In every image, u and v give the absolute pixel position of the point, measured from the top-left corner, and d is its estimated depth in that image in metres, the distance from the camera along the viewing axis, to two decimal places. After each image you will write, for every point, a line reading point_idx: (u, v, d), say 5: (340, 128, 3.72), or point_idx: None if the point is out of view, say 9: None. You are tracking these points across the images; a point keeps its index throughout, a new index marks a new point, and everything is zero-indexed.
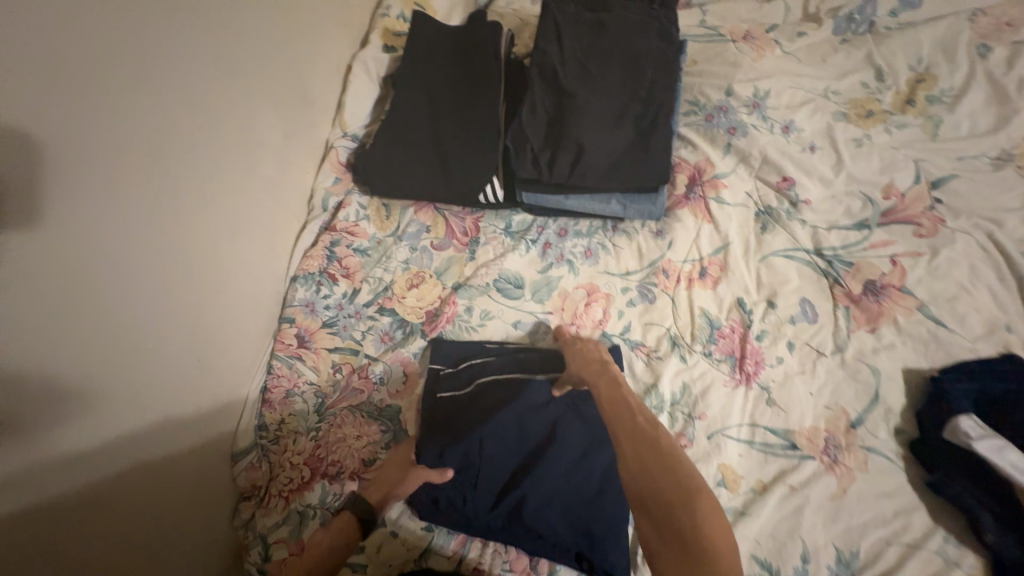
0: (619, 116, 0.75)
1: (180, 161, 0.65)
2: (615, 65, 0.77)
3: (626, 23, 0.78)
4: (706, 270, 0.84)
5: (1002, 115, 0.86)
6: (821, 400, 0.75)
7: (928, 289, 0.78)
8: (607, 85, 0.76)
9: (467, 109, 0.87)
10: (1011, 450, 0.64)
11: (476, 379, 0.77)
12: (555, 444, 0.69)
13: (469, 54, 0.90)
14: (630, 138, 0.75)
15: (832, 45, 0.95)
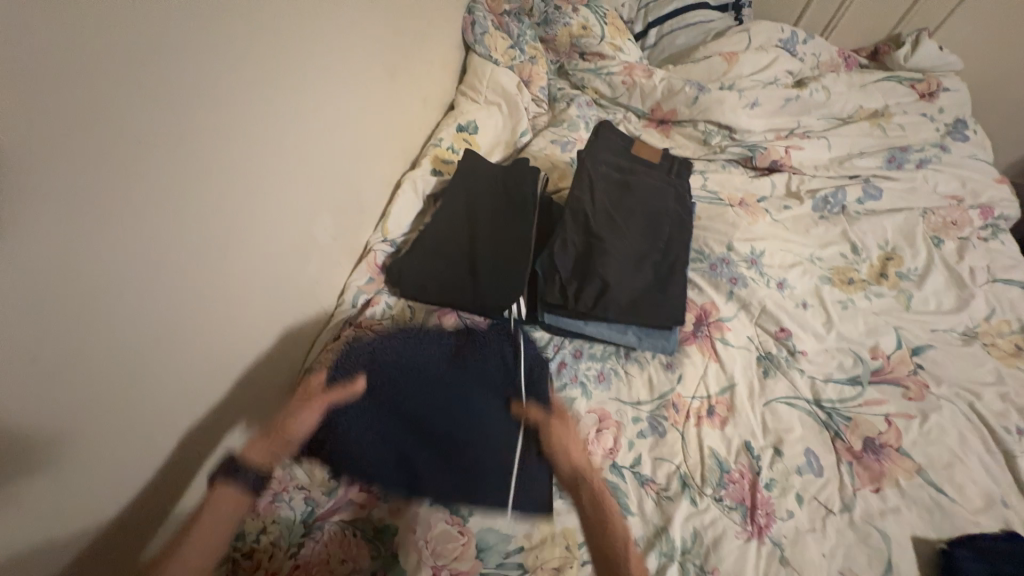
0: (640, 261, 0.85)
1: (240, 254, 0.70)
2: (637, 218, 0.88)
3: (647, 187, 0.92)
4: (713, 409, 0.87)
5: (962, 297, 0.99)
6: (835, 564, 0.72)
7: (924, 453, 0.81)
8: (630, 234, 0.87)
9: (501, 233, 0.97)
10: None
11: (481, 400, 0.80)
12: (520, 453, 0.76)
13: (507, 190, 1.03)
14: (649, 281, 0.84)
15: (812, 219, 1.12)
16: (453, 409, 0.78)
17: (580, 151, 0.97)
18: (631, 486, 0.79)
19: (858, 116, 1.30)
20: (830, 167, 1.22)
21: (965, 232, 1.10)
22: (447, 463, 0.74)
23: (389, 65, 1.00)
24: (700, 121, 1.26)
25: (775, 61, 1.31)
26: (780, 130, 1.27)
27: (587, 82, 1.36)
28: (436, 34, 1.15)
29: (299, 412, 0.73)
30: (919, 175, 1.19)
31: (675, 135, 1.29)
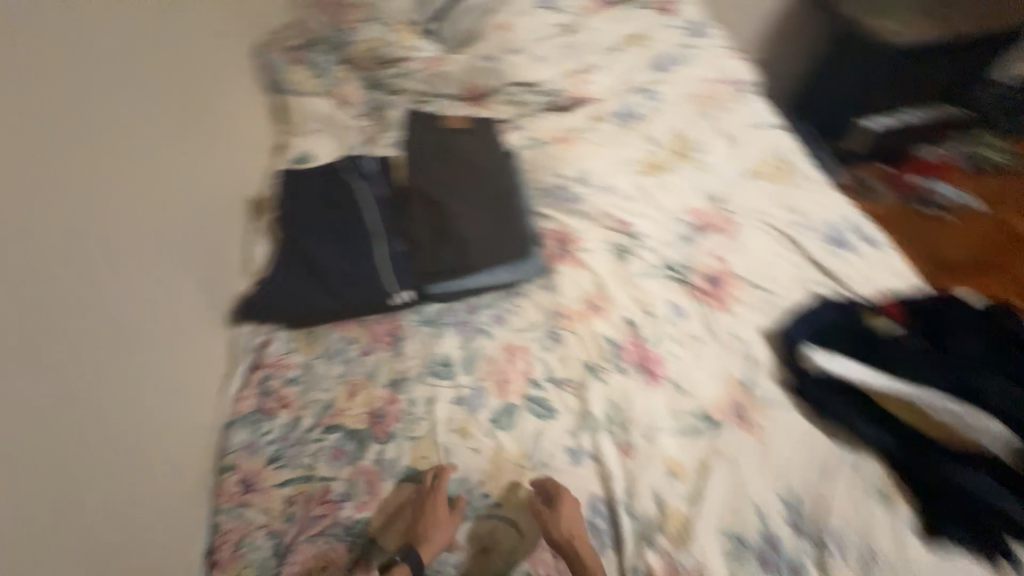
0: (483, 210, 1.01)
1: (99, 322, 0.74)
2: (468, 177, 1.04)
3: (467, 149, 1.08)
4: (594, 303, 1.02)
5: (736, 149, 1.26)
6: (717, 376, 0.92)
7: (747, 269, 1.05)
8: (467, 192, 1.03)
9: (353, 235, 1.00)
10: (850, 361, 0.84)
11: (336, 211, 1.03)
12: (372, 213, 1.03)
13: (342, 187, 1.06)
14: (495, 223, 1.00)
15: (619, 131, 1.34)
16: (317, 216, 1.02)
17: (405, 144, 1.11)
18: (551, 391, 0.92)
19: (626, 42, 1.55)
20: (619, 88, 1.46)
21: (723, 102, 1.39)
22: (338, 250, 0.98)
23: (178, 126, 1.02)
24: (505, 86, 1.43)
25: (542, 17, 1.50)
26: (572, 71, 1.46)
27: (399, 85, 1.46)
28: (214, 88, 1.18)
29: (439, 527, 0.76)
30: (678, 74, 1.47)
31: (492, 105, 1.45)
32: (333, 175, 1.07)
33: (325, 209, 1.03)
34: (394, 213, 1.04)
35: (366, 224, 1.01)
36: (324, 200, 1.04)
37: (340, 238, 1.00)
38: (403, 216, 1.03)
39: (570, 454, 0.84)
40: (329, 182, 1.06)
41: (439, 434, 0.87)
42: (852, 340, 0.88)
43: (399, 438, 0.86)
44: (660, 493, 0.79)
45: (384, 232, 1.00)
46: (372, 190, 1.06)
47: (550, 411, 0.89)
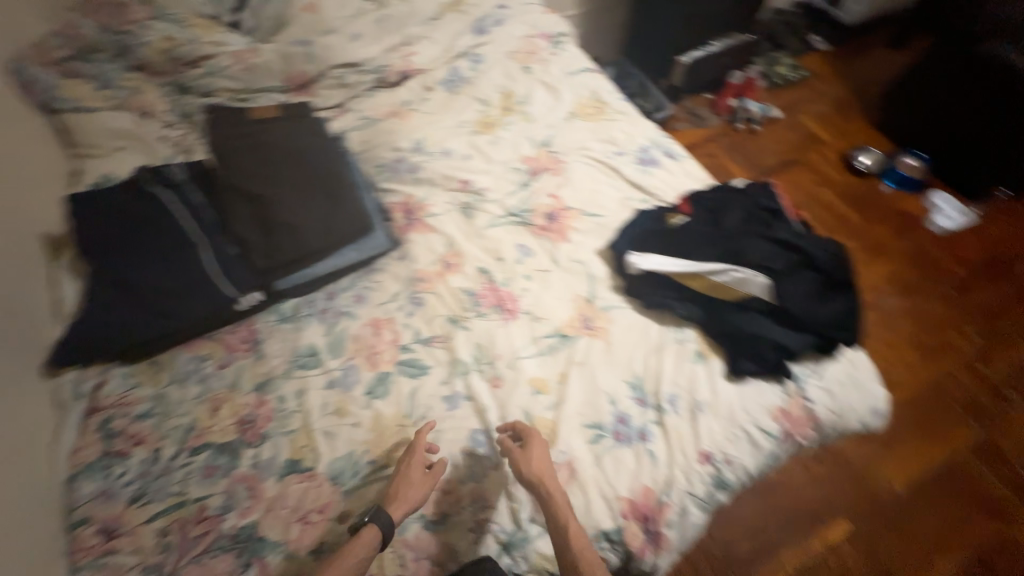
0: (310, 193, 1.01)
1: None
2: (286, 163, 1.02)
3: (279, 135, 1.05)
4: (449, 262, 1.07)
5: (556, 95, 1.37)
6: (566, 298, 1.04)
7: (577, 201, 1.17)
8: (289, 178, 1.01)
9: (174, 249, 0.94)
10: (658, 256, 0.99)
11: (145, 226, 0.94)
12: (189, 222, 0.97)
13: (145, 201, 0.97)
14: (325, 203, 1.00)
15: (449, 97, 1.38)
16: (124, 236, 0.94)
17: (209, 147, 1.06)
18: (421, 351, 0.96)
19: (447, 10, 1.53)
20: (444, 57, 1.50)
21: (541, 55, 1.49)
22: (158, 267, 0.92)
23: None
24: (328, 70, 1.41)
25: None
26: (395, 46, 1.46)
27: (210, 86, 1.35)
28: None
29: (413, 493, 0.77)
30: (497, 34, 1.54)
31: (320, 91, 1.42)
32: (136, 190, 0.99)
33: (131, 228, 0.94)
34: (216, 218, 0.99)
35: (186, 235, 0.95)
36: (128, 217, 0.95)
37: (159, 254, 0.93)
38: (225, 218, 0.99)
39: (446, 402, 0.90)
40: (128, 199, 0.97)
41: (316, 420, 0.87)
42: (662, 238, 1.02)
43: (276, 437, 0.85)
44: (528, 410, 0.89)
45: (210, 239, 0.96)
46: (182, 197, 0.99)
47: (422, 369, 0.94)
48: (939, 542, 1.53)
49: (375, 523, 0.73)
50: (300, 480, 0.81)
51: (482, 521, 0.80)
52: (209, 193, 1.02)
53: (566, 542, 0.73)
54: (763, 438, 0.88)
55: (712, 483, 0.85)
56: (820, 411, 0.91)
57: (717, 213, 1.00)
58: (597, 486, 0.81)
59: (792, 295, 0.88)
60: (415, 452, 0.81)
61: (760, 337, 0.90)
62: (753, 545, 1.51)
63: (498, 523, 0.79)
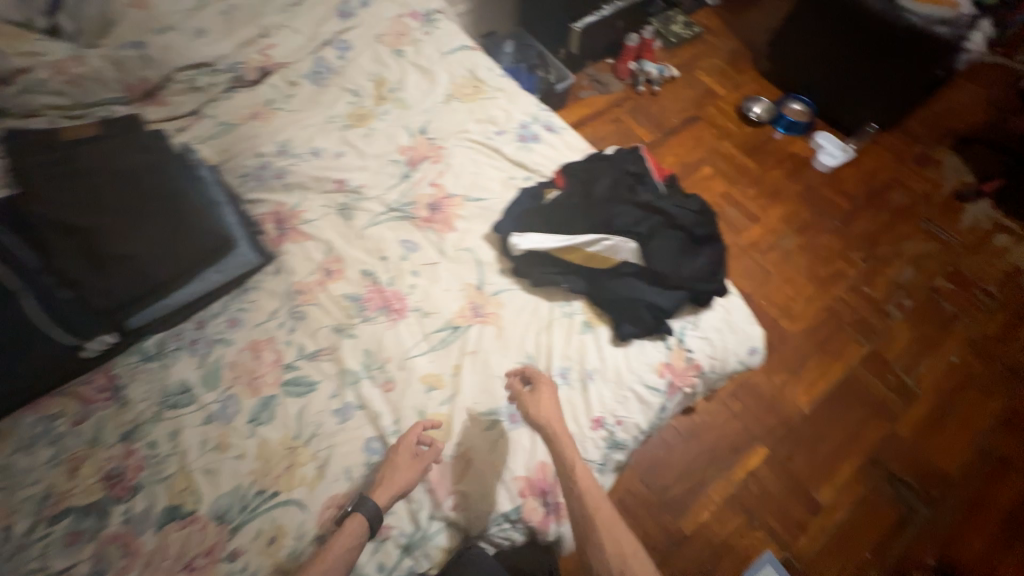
0: (145, 217, 0.91)
1: None
2: (114, 187, 0.92)
3: (102, 158, 0.95)
4: (330, 269, 1.02)
5: (431, 78, 1.32)
6: (456, 289, 1.02)
7: (461, 187, 1.15)
8: (116, 203, 0.91)
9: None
10: (534, 235, 0.99)
11: None
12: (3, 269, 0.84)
13: None
14: (166, 224, 0.91)
15: (317, 91, 1.29)
16: None
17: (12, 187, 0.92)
18: (307, 367, 0.92)
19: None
20: (309, 46, 1.38)
21: (412, 36, 1.41)
22: None
23: None
24: (174, 73, 1.26)
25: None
26: (251, 41, 1.34)
27: (29, 104, 1.17)
28: None
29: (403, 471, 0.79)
30: (364, 15, 1.43)
31: (170, 98, 1.28)
32: None
33: None
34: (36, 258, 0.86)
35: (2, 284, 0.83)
36: None
37: None
38: (40, 254, 0.86)
39: (337, 415, 0.88)
40: None
41: (194, 460, 0.81)
42: (540, 215, 1.02)
43: (149, 486, 0.79)
44: (422, 409, 0.88)
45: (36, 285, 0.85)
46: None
47: (310, 386, 0.90)
48: (841, 449, 1.71)
49: (360, 511, 0.74)
50: (180, 527, 0.76)
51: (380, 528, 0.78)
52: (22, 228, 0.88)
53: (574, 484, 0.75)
54: (649, 395, 0.93)
55: (606, 445, 0.89)
56: (701, 359, 0.97)
57: (588, 184, 1.01)
58: (494, 471, 0.83)
59: (657, 257, 0.92)
60: (408, 437, 0.82)
61: (635, 300, 0.93)
62: (684, 485, 1.62)
63: (397, 526, 0.78)
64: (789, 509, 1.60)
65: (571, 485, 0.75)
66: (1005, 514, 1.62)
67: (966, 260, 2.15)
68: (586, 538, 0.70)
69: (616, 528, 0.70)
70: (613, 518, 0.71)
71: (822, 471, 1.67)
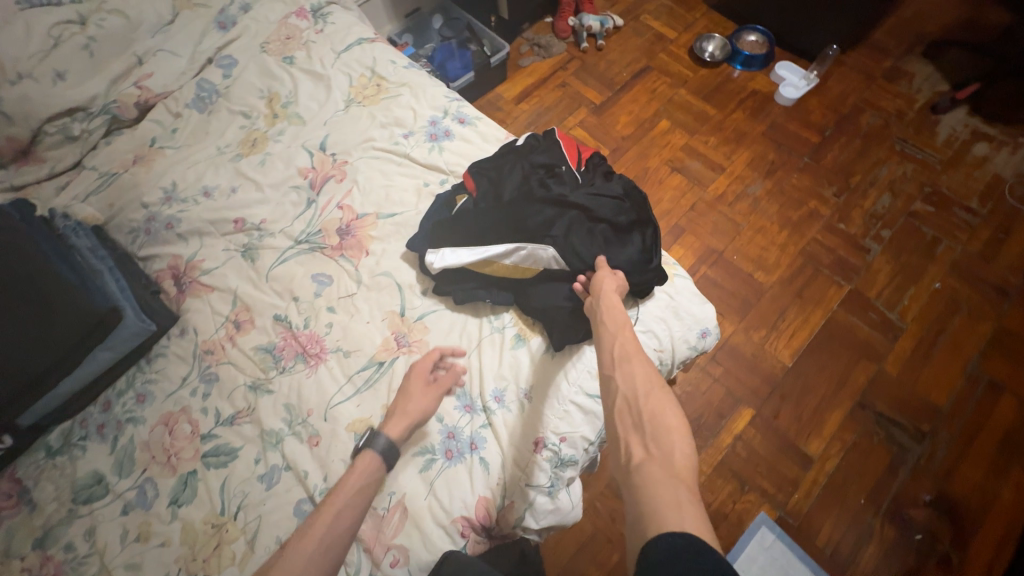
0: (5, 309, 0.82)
1: None
2: None
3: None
4: (239, 320, 0.95)
5: (327, 85, 1.19)
6: (377, 320, 0.94)
7: (371, 205, 1.05)
8: None
9: None
10: (447, 251, 0.91)
11: None
12: None
13: None
14: (35, 310, 0.83)
15: (205, 120, 1.17)
16: None
17: None
18: (226, 434, 0.86)
19: (181, 8, 1.23)
20: (192, 68, 1.23)
21: (302, 37, 1.26)
22: None
23: None
24: (43, 126, 1.12)
25: (32, 24, 1.09)
26: (125, 73, 1.19)
27: None
28: None
29: (418, 395, 0.83)
30: (247, 20, 1.27)
31: (46, 154, 1.15)
32: None
33: None
34: None
35: None
36: None
37: None
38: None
39: (263, 481, 0.82)
40: None
41: (115, 557, 0.77)
42: (454, 227, 0.93)
43: None
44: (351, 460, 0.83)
45: None
46: None
47: (231, 454, 0.84)
48: (828, 397, 1.67)
49: (371, 448, 0.78)
50: None
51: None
52: None
53: (611, 327, 0.74)
54: (592, 404, 0.86)
55: (553, 465, 0.83)
56: (646, 355, 0.91)
57: (499, 185, 0.93)
58: (433, 515, 0.79)
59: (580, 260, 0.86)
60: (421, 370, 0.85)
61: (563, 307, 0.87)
62: None
63: None
64: (781, 467, 1.57)
65: (611, 332, 0.74)
66: (1002, 439, 1.59)
67: (945, 177, 2.04)
68: (617, 363, 0.70)
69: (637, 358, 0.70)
70: (635, 352, 0.71)
71: (811, 424, 1.63)
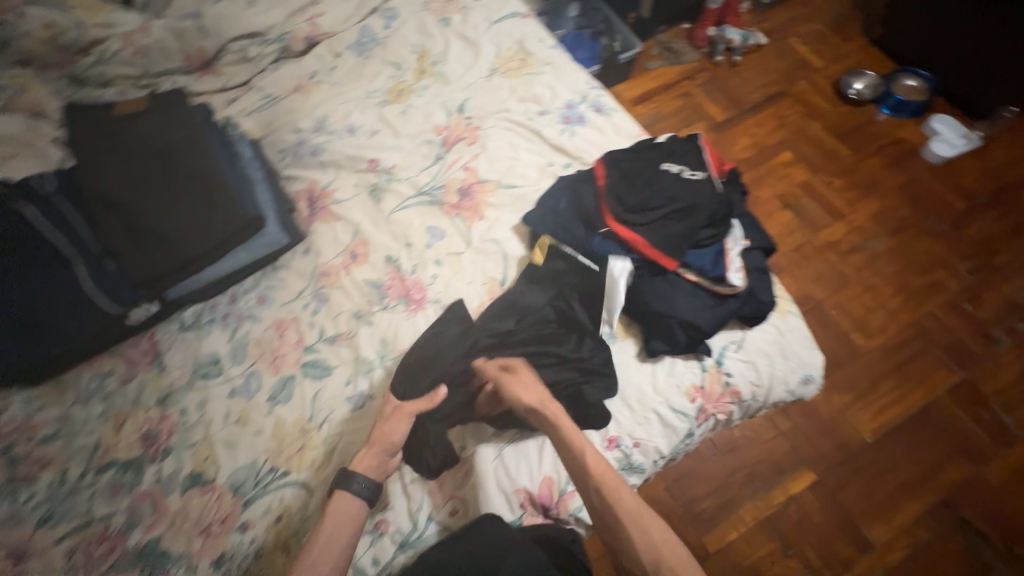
0: (178, 194, 0.94)
1: None
2: (153, 160, 0.96)
3: (148, 131, 1.00)
4: (355, 252, 1.01)
5: (476, 51, 1.23)
6: (477, 282, 0.97)
7: (495, 172, 1.07)
8: (156, 180, 0.94)
9: (51, 273, 0.88)
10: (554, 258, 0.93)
11: (26, 241, 0.89)
12: (63, 240, 0.90)
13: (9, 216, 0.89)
14: (199, 203, 0.94)
15: (359, 63, 1.25)
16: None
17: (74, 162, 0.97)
18: (326, 351, 0.93)
19: None
20: (357, 14, 1.31)
21: (461, 2, 1.30)
22: (39, 295, 0.87)
23: None
24: (228, 44, 1.26)
25: None
26: (302, 8, 1.29)
27: (105, 75, 1.21)
28: None
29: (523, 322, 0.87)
30: None
31: (224, 69, 1.28)
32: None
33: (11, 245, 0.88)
34: (93, 231, 0.91)
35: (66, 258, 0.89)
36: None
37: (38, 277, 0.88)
38: (91, 225, 0.92)
39: (349, 403, 0.88)
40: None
41: (217, 431, 0.86)
42: (575, 212, 0.93)
43: (178, 451, 0.85)
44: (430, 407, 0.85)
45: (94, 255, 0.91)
46: (50, 209, 0.91)
47: (327, 370, 0.91)
48: (907, 485, 1.51)
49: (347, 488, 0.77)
50: (200, 494, 0.82)
51: (379, 522, 0.79)
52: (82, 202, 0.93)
53: (588, 474, 0.73)
54: (674, 418, 0.84)
55: (620, 467, 0.83)
56: (741, 385, 0.86)
57: (533, 258, 0.92)
58: (497, 479, 0.81)
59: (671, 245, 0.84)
60: (535, 332, 0.86)
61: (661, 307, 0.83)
62: (715, 500, 1.51)
63: (394, 523, 0.79)
64: (834, 543, 1.45)
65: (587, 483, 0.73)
66: None
67: None
68: (609, 527, 0.72)
69: (614, 499, 0.71)
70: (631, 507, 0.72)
71: (881, 507, 1.48)
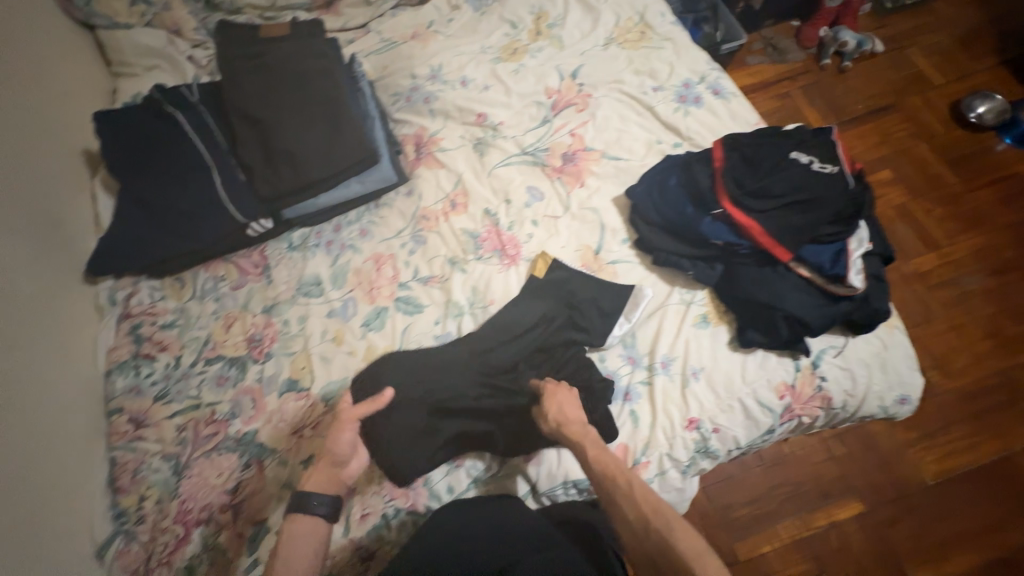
0: (307, 121, 0.99)
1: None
2: (287, 86, 1.01)
3: (281, 57, 1.05)
4: (455, 201, 1.04)
5: (594, 19, 1.21)
6: (571, 247, 0.98)
7: (602, 142, 1.07)
8: (288, 104, 1.00)
9: (192, 180, 0.97)
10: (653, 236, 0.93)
11: (176, 147, 0.98)
12: (206, 152, 0.99)
13: (164, 125, 0.99)
14: (324, 132, 0.99)
15: (475, 18, 1.25)
16: (151, 159, 0.97)
17: (217, 80, 1.04)
18: (418, 290, 0.97)
19: None
20: None
21: None
22: (181, 198, 0.96)
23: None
24: None
25: None
26: None
27: (238, 2, 1.27)
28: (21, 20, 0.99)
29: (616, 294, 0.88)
30: None
31: (346, 10, 1.32)
32: (156, 109, 1.00)
33: (163, 151, 0.98)
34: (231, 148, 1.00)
35: (206, 169, 0.98)
36: (152, 136, 0.98)
37: (180, 182, 0.97)
38: (230, 142, 1.00)
39: (437, 340, 0.92)
40: (151, 128, 0.98)
41: (314, 346, 0.92)
42: (686, 191, 0.92)
43: (278, 356, 0.92)
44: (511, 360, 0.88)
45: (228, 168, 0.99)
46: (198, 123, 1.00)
47: (418, 307, 0.95)
48: (963, 535, 1.43)
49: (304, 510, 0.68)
50: (296, 399, 0.88)
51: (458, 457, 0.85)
52: (224, 121, 1.02)
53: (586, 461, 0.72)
54: (759, 412, 0.82)
55: (696, 449, 0.82)
56: (834, 392, 0.83)
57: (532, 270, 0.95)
58: None
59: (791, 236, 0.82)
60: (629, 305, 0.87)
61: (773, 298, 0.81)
62: (753, 510, 1.48)
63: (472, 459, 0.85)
64: None
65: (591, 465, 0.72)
66: None
67: None
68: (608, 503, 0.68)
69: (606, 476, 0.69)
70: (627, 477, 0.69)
71: (930, 552, 1.42)
